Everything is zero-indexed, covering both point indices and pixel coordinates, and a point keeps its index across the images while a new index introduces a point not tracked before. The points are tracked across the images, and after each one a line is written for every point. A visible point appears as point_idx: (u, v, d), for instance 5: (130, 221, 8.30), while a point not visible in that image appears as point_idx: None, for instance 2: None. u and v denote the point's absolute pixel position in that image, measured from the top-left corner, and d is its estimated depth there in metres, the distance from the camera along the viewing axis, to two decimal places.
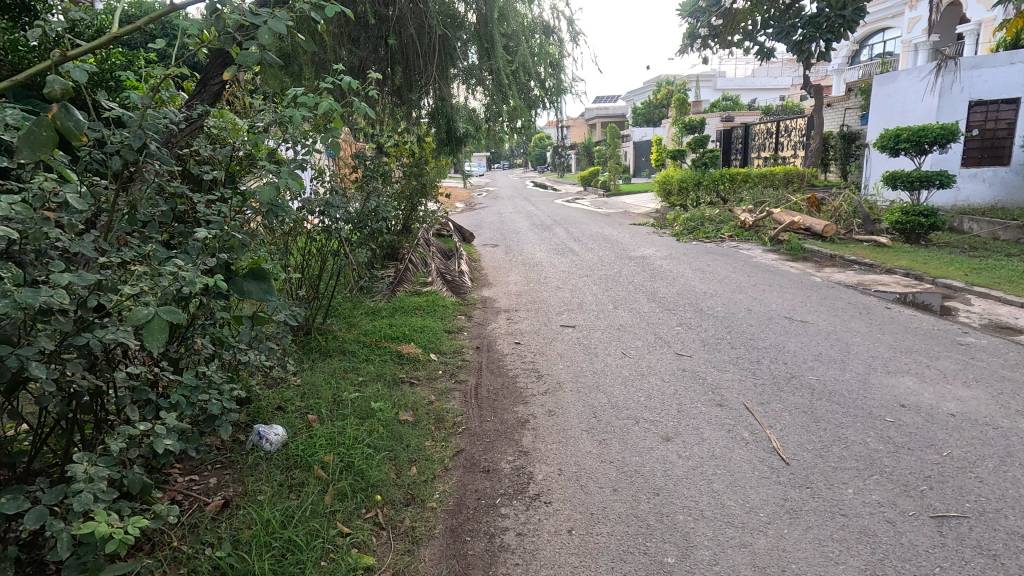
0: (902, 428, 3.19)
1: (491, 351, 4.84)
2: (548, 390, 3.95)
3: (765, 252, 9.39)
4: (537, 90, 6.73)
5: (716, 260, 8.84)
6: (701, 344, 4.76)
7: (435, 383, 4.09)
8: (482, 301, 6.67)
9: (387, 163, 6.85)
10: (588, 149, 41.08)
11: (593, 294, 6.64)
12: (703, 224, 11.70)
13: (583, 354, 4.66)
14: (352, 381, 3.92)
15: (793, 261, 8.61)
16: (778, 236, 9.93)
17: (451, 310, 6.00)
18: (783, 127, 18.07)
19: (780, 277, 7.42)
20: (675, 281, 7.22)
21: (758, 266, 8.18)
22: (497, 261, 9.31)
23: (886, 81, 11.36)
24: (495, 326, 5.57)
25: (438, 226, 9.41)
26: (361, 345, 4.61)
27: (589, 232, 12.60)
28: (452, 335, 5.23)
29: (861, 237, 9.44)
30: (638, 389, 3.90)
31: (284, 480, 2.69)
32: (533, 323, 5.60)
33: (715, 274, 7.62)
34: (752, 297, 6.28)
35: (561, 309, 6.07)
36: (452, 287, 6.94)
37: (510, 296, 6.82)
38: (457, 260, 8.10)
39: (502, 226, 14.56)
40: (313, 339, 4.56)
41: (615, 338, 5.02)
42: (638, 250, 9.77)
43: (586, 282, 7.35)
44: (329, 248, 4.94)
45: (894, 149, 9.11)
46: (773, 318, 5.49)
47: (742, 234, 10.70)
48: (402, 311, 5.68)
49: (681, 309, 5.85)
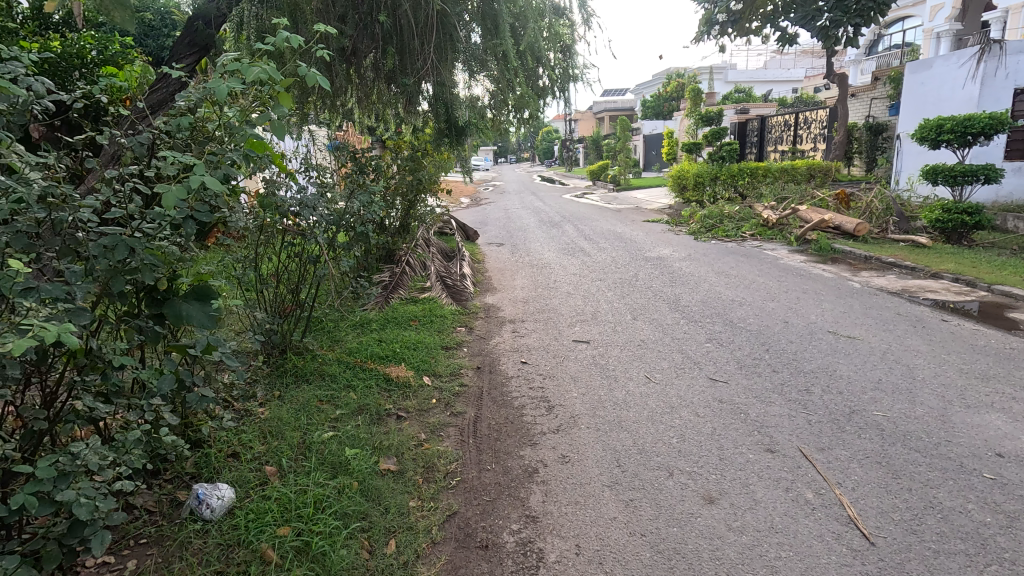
0: (1008, 490, 2.53)
1: (493, 373, 4.21)
2: (561, 427, 3.32)
3: (792, 252, 8.70)
4: (546, 78, 6.05)
5: (740, 261, 8.14)
6: (737, 366, 4.10)
7: (427, 417, 3.47)
8: (486, 310, 6.03)
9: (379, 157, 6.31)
10: (597, 143, 40.30)
11: (609, 302, 5.99)
12: (722, 222, 10.99)
13: (600, 378, 4.01)
14: (328, 416, 3.31)
15: (825, 263, 7.92)
16: (805, 235, 9.20)
17: (450, 321, 5.36)
18: (802, 119, 17.27)
19: (814, 282, 6.74)
20: (698, 287, 6.56)
21: (787, 269, 7.50)
22: (502, 262, 8.67)
23: (919, 68, 10.72)
24: (500, 341, 4.93)
25: (439, 225, 8.78)
26: (344, 368, 3.99)
27: (600, 230, 11.92)
28: (451, 353, 4.60)
29: (897, 237, 8.73)
30: (669, 427, 3.25)
31: (219, 569, 2.08)
32: (541, 337, 4.97)
33: (741, 279, 6.93)
34: (787, 306, 5.59)
35: (573, 321, 5.42)
36: (452, 292, 6.30)
37: (516, 303, 6.19)
38: (459, 261, 7.48)
39: (509, 222, 13.93)
40: (287, 359, 3.99)
41: (636, 358, 4.37)
42: (654, 250, 9.10)
43: (600, 287, 6.68)
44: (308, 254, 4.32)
45: (936, 140, 8.40)
46: (815, 332, 4.82)
47: (765, 232, 9.99)
48: (394, 323, 5.05)
49: (709, 321, 5.19)
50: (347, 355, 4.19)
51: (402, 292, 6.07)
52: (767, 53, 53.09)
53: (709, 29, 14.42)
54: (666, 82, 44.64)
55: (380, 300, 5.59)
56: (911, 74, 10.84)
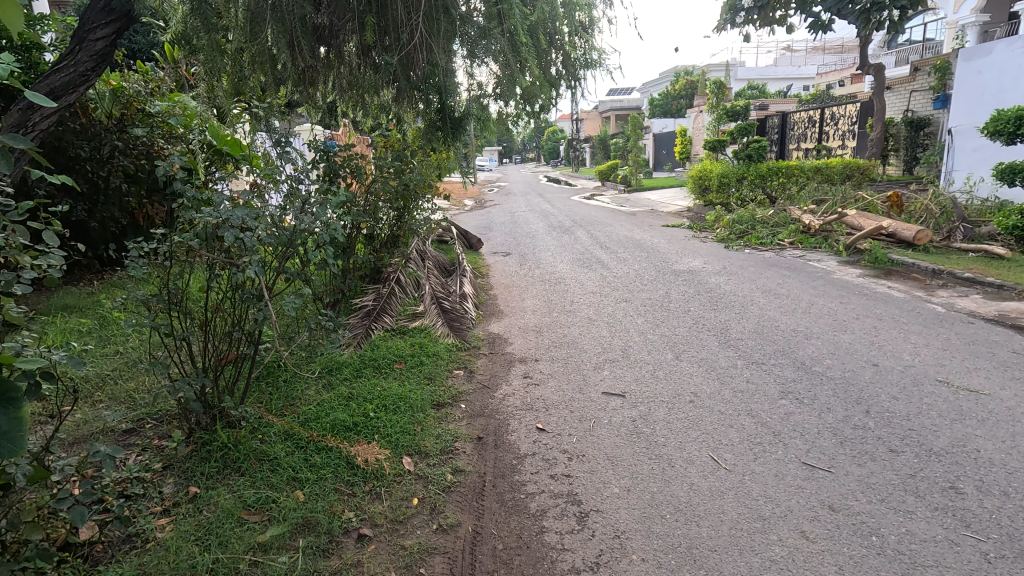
0: None
1: (500, 449, 3.08)
2: (602, 560, 2.22)
3: (844, 265, 7.55)
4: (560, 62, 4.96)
5: (785, 277, 6.99)
6: (838, 442, 2.97)
7: (402, 536, 2.36)
8: (490, 343, 4.91)
9: (360, 156, 5.20)
10: (604, 142, 39.18)
11: (643, 334, 4.86)
12: (755, 227, 9.80)
13: (649, 462, 2.89)
14: (251, 543, 2.22)
15: (887, 278, 6.76)
16: (856, 244, 8.03)
17: (445, 363, 4.24)
18: (828, 115, 16.07)
19: (885, 304, 5.59)
20: (745, 312, 5.42)
21: (846, 286, 6.35)
22: (509, 277, 7.53)
23: (975, 55, 9.62)
24: (506, 393, 3.80)
25: (435, 234, 7.67)
26: (291, 449, 2.88)
27: (616, 237, 10.74)
28: (443, 412, 3.48)
29: (964, 245, 7.57)
30: (770, 564, 2.14)
31: None
32: (561, 387, 3.86)
33: (796, 301, 5.78)
34: (869, 341, 4.45)
35: (600, 361, 4.28)
36: (450, 319, 5.18)
37: (527, 333, 5.09)
38: (459, 278, 6.37)
39: (515, 227, 12.82)
40: (216, 437, 2.91)
41: (693, 425, 3.25)
42: (681, 262, 7.97)
43: (627, 312, 5.55)
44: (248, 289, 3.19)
45: (1012, 134, 7.22)
46: (920, 381, 3.70)
47: (807, 240, 8.79)
48: (372, 369, 3.93)
49: (775, 365, 4.05)
50: (299, 426, 3.08)
51: (385, 323, 4.95)
52: (777, 50, 51.80)
53: (732, 17, 13.24)
54: (675, 80, 43.38)
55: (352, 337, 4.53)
56: (963, 62, 9.81)
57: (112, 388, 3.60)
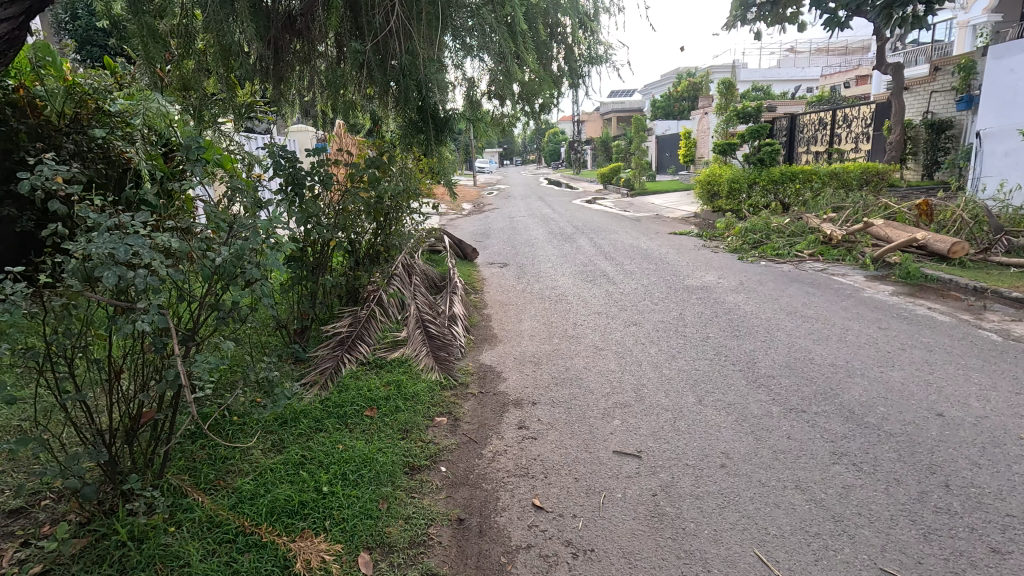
0: None
1: (484, 538, 2.44)
2: None
3: (872, 281, 6.89)
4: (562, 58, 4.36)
5: (810, 294, 6.33)
6: (921, 536, 2.31)
7: None
8: (481, 377, 4.26)
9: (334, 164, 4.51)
10: (607, 143, 38.60)
11: (657, 370, 4.20)
12: (770, 237, 9.13)
13: (678, 563, 2.23)
14: None
15: (924, 298, 6.10)
16: (884, 257, 7.37)
17: (424, 410, 3.58)
18: (840, 116, 15.42)
19: (930, 331, 4.93)
20: (772, 340, 4.76)
21: (881, 308, 5.68)
22: (505, 293, 6.89)
23: (1006, 53, 9.03)
24: (496, 452, 3.15)
25: (424, 246, 6.98)
26: (210, 549, 2.22)
27: (621, 246, 10.08)
28: (417, 481, 2.83)
29: (1004, 259, 6.91)
30: None
31: None
32: (562, 443, 3.19)
33: (827, 325, 5.13)
34: (924, 382, 3.79)
35: (609, 406, 3.62)
36: (436, 347, 4.51)
37: (525, 365, 4.43)
38: (449, 296, 5.69)
39: (514, 233, 12.16)
40: (114, 530, 2.24)
41: (729, 502, 2.59)
42: (694, 276, 7.31)
43: (638, 339, 4.89)
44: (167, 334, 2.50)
45: None
46: (999, 439, 3.04)
47: (829, 251, 8.13)
48: (334, 422, 3.28)
49: (820, 414, 3.38)
50: (228, 511, 2.42)
51: (359, 355, 4.29)
52: (780, 51, 51.18)
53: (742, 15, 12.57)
54: (679, 82, 42.79)
55: (316, 376, 3.87)
56: (994, 60, 9.22)
57: (12, 440, 2.93)
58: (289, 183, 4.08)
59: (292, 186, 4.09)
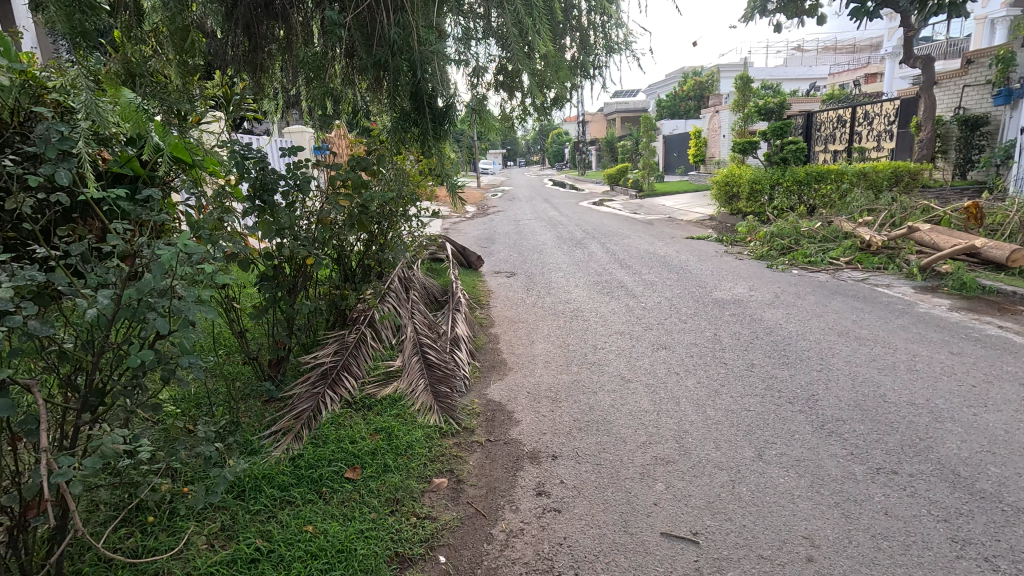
0: None
1: None
2: None
3: (922, 293, 6.19)
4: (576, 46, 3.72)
5: (857, 309, 5.63)
6: None
7: None
8: (490, 418, 3.57)
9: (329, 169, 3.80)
10: (612, 144, 37.91)
11: (699, 410, 3.51)
12: (800, 242, 8.42)
13: None
14: None
15: (989, 313, 5.40)
16: (933, 265, 6.67)
17: (420, 468, 2.90)
18: (860, 113, 14.69)
19: (1013, 356, 4.22)
20: (830, 369, 4.07)
21: (945, 326, 4.98)
22: (514, 307, 6.22)
23: None
24: (509, 532, 2.47)
25: (424, 254, 6.30)
26: None
27: (636, 252, 9.39)
28: None
29: None
30: None
31: None
32: (595, 520, 2.51)
33: (888, 349, 4.44)
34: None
35: (648, 463, 2.94)
36: (438, 380, 3.83)
37: (541, 402, 3.75)
38: (452, 314, 5.01)
39: (521, 238, 11.47)
40: None
41: None
42: (721, 288, 6.62)
43: (671, 368, 4.20)
44: (65, 413, 1.81)
45: None
46: None
47: (868, 259, 7.43)
48: (306, 492, 2.61)
49: (918, 477, 2.69)
50: None
51: (344, 393, 3.60)
52: (787, 50, 50.43)
53: (760, 8, 11.89)
54: (684, 81, 42.19)
55: (290, 422, 3.20)
56: None
57: None
58: (258, 189, 3.37)
59: (261, 195, 3.39)
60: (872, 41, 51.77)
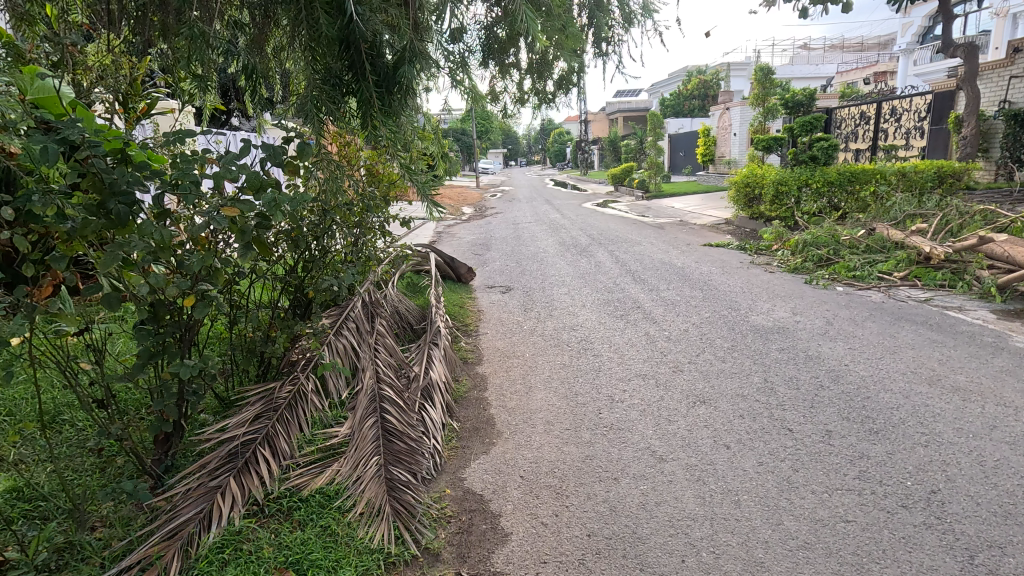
0: None
1: None
2: None
3: (1009, 319, 5.05)
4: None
5: (937, 343, 4.49)
6: None
7: None
8: (466, 531, 2.43)
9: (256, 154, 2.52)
10: (615, 143, 36.85)
11: (772, 521, 2.38)
12: (840, 253, 7.29)
13: None
14: None
15: None
16: (1014, 284, 5.55)
17: None
18: (886, 109, 13.49)
19: None
20: (939, 443, 2.94)
21: None
22: (507, 334, 5.11)
23: None
24: None
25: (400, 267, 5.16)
26: None
27: (649, 262, 8.27)
28: None
29: None
30: None
31: None
32: None
33: (1006, 409, 3.31)
34: None
35: None
36: (395, 461, 2.67)
37: (542, 498, 2.62)
38: (428, 347, 3.84)
39: (518, 245, 10.36)
40: None
41: None
42: (759, 311, 5.49)
43: (717, 439, 3.07)
44: None
45: None
46: None
47: (928, 274, 6.30)
48: None
49: None
50: None
51: (253, 489, 2.48)
52: (794, 47, 49.18)
53: None
54: (688, 79, 41.13)
55: (157, 547, 2.11)
56: None
57: None
58: (95, 191, 2.06)
59: (108, 203, 2.07)
60: (880, 40, 50.64)
